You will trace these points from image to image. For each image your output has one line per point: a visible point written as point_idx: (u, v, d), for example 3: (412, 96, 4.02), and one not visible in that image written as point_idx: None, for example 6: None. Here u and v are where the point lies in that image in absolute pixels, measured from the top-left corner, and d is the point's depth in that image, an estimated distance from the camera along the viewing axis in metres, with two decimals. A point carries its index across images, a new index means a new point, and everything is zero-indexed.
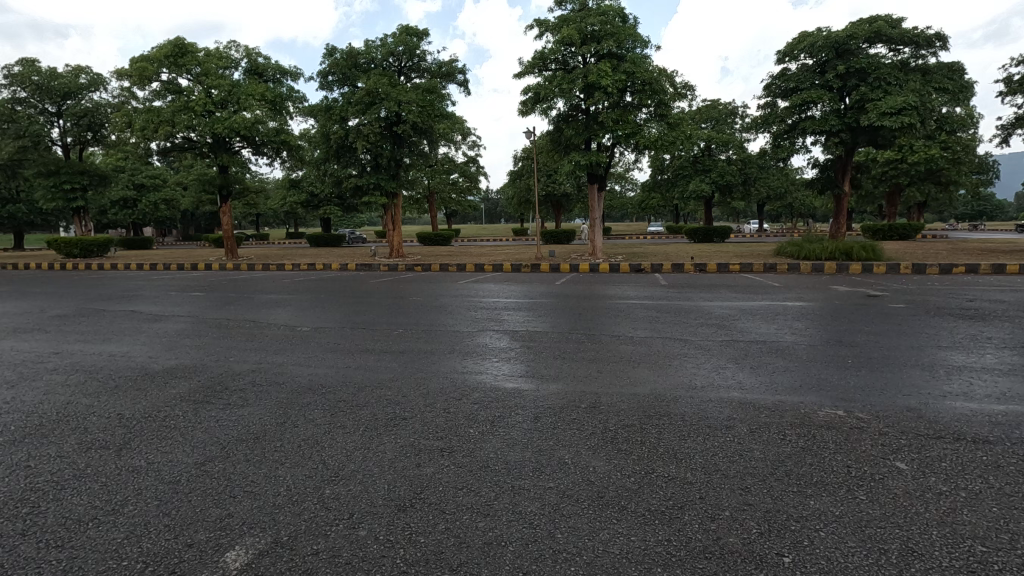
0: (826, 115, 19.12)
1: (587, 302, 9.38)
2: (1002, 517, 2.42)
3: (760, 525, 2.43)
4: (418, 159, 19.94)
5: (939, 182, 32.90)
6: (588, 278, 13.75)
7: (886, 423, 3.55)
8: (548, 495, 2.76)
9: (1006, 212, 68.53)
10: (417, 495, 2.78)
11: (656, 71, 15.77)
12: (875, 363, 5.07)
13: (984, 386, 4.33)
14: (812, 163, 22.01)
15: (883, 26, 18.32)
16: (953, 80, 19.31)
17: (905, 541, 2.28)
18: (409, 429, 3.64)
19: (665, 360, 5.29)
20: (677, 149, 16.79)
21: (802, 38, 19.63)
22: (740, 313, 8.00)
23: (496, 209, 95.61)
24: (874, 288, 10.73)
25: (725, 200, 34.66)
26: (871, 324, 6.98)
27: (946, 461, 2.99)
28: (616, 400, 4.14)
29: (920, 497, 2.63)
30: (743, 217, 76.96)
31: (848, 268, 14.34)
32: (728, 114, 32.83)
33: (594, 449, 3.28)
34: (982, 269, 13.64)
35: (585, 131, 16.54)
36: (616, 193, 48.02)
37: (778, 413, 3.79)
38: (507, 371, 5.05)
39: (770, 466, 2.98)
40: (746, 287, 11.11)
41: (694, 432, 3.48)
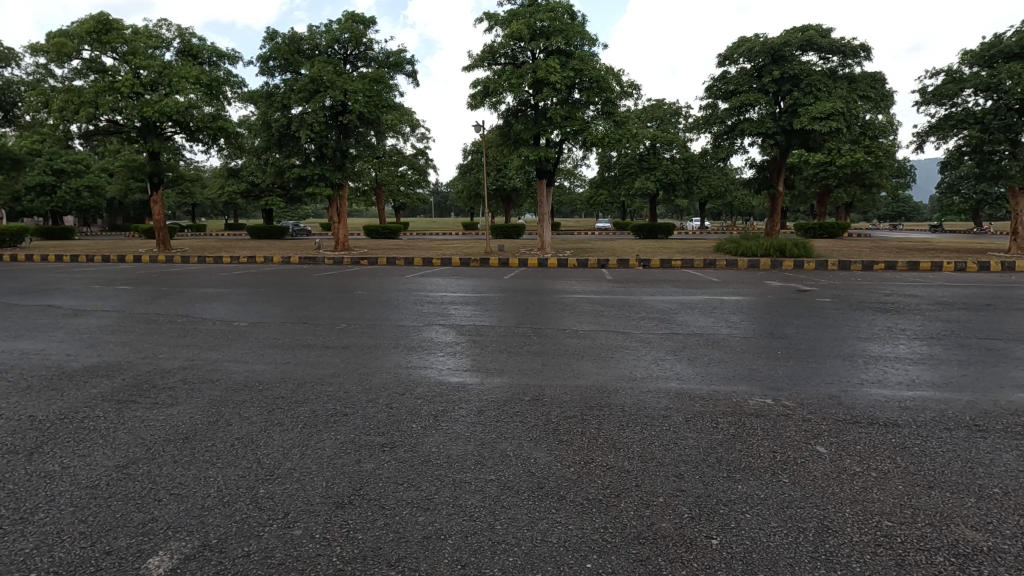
0: (762, 117, 20.03)
1: (535, 297, 9.45)
2: (906, 494, 2.63)
3: (691, 510, 2.54)
4: (365, 150, 19.45)
5: (863, 185, 34.98)
6: (536, 273, 13.83)
7: (809, 410, 3.78)
8: (488, 487, 2.78)
9: (922, 215, 73.86)
10: (356, 491, 2.74)
11: (604, 69, 16.02)
12: (802, 354, 5.38)
13: (896, 374, 4.66)
14: (750, 163, 23.02)
15: (814, 34, 19.27)
16: (877, 88, 20.46)
17: (822, 519, 2.44)
18: (349, 426, 3.56)
19: (608, 353, 5.42)
20: (623, 146, 17.13)
21: (741, 43, 20.47)
22: (680, 307, 8.27)
23: (447, 202, 95.14)
24: (804, 283, 11.38)
25: (669, 199, 35.78)
26: (800, 317, 7.38)
27: (860, 444, 3.21)
28: (559, 392, 4.21)
29: (836, 478, 2.80)
30: (686, 215, 79.80)
31: (781, 265, 15.08)
32: (672, 113, 33.71)
33: (536, 441, 3.32)
34: (900, 266, 14.71)
35: (534, 126, 16.57)
36: (565, 188, 48.53)
37: (712, 402, 3.96)
38: (453, 366, 5.03)
39: (702, 453, 3.11)
40: (687, 282, 11.51)
41: (632, 422, 3.58)
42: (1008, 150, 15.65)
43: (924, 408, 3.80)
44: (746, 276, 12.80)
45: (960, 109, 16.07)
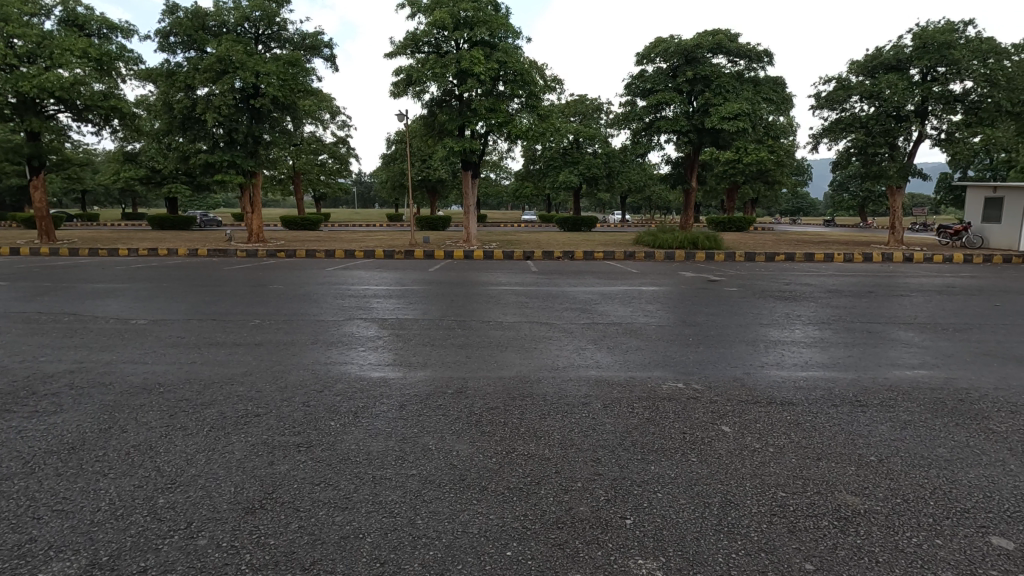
0: (677, 116, 21.04)
1: (461, 289, 9.41)
2: (799, 467, 2.88)
3: (607, 492, 2.64)
4: (280, 136, 18.42)
5: (767, 182, 37.64)
6: (461, 265, 13.77)
7: (716, 392, 4.04)
8: (409, 482, 2.74)
9: (817, 211, 80.60)
10: (268, 495, 2.61)
11: (528, 62, 16.13)
12: (711, 340, 5.74)
13: (792, 357, 5.07)
14: (666, 159, 24.11)
15: (724, 38, 20.37)
16: (779, 91, 21.94)
17: (725, 495, 2.61)
18: (261, 427, 3.38)
19: (531, 344, 5.50)
20: (547, 139, 17.35)
21: (657, 43, 21.30)
22: (601, 297, 8.54)
23: (371, 193, 92.67)
24: (714, 274, 12.11)
25: (592, 192, 36.77)
26: (711, 306, 7.84)
27: (760, 422, 3.46)
28: (482, 384, 4.23)
29: (738, 455, 3.02)
30: (608, 208, 82.40)
31: (694, 257, 15.95)
32: (594, 109, 34.51)
33: (458, 434, 3.31)
34: (798, 257, 15.99)
35: (459, 117, 16.42)
36: (491, 180, 48.58)
37: (629, 388, 4.13)
38: (374, 361, 4.91)
39: (619, 437, 3.24)
40: (608, 274, 11.93)
41: (553, 410, 3.67)
42: (888, 152, 17.37)
43: (815, 387, 4.16)
44: (662, 267, 13.43)
45: (848, 114, 17.62)
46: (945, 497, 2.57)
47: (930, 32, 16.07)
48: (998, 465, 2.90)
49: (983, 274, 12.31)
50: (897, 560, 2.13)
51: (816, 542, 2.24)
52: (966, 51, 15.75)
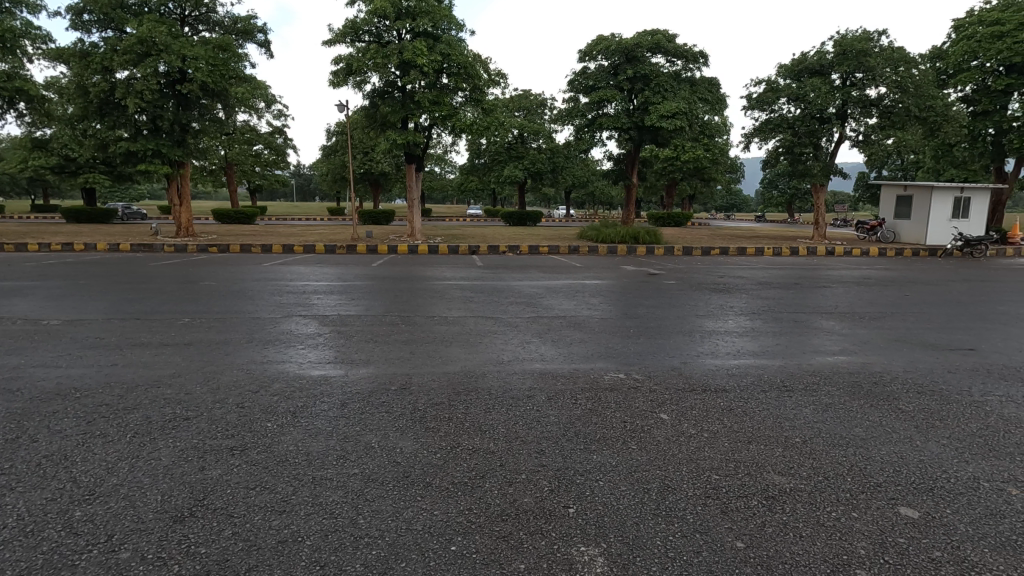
0: (618, 113, 21.54)
1: (405, 284, 9.26)
2: (732, 450, 3.02)
3: (551, 483, 2.68)
4: (210, 125, 17.44)
5: (703, 179, 39.18)
6: (406, 260, 13.54)
7: (655, 381, 4.18)
8: (351, 482, 2.68)
9: (749, 207, 84.58)
10: (199, 501, 2.48)
11: (472, 55, 16.01)
12: (651, 331, 5.93)
13: (726, 346, 5.31)
14: (608, 155, 24.62)
15: (662, 39, 20.93)
16: (714, 92, 22.79)
17: (664, 480, 2.71)
18: (192, 431, 3.21)
19: (476, 339, 5.50)
20: (491, 134, 17.31)
21: (599, 41, 21.68)
22: (546, 291, 8.63)
23: (310, 186, 89.70)
24: (654, 267, 12.52)
25: (537, 186, 37.09)
26: (651, 298, 8.09)
27: (696, 409, 3.61)
28: (427, 379, 4.19)
29: (675, 441, 3.14)
30: (553, 203, 83.41)
31: (636, 251, 16.41)
32: (538, 104, 34.70)
33: (402, 431, 3.26)
34: (731, 251, 16.75)
35: (402, 109, 16.10)
36: (436, 174, 48.03)
37: (572, 380, 4.21)
38: (315, 359, 4.76)
39: (562, 428, 3.29)
40: (553, 268, 12.08)
41: (498, 404, 3.68)
42: (813, 152, 18.45)
43: (746, 374, 4.38)
44: (604, 261, 13.74)
45: (777, 115, 18.58)
46: (861, 473, 2.78)
47: (849, 40, 17.14)
48: (907, 441, 3.14)
49: (895, 266, 13.31)
50: (818, 534, 2.28)
51: (746, 521, 2.37)
52: (881, 58, 16.88)
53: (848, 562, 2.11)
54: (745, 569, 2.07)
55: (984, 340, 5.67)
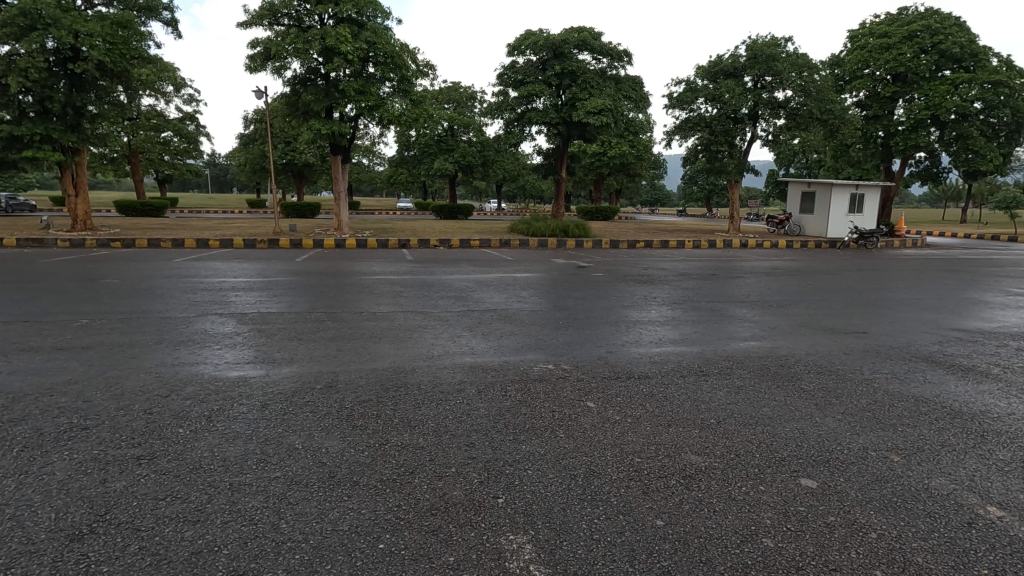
0: (547, 108, 21.86)
1: (331, 279, 8.96)
2: (653, 434, 3.16)
3: (481, 475, 2.70)
4: (110, 109, 16.00)
5: (628, 175, 40.50)
6: (332, 255, 13.08)
7: (583, 370, 4.30)
8: (273, 485, 2.57)
9: (672, 202, 88.27)
10: (100, 517, 2.30)
11: (399, 45, 15.63)
12: (579, 322, 6.09)
13: (650, 335, 5.54)
14: (537, 150, 24.91)
15: (588, 36, 21.31)
16: (637, 90, 23.49)
17: (590, 465, 2.80)
18: (91, 441, 2.96)
19: (406, 334, 5.42)
20: (420, 126, 17.01)
21: (527, 36, 21.90)
22: (476, 285, 8.63)
23: (227, 176, 84.69)
24: (583, 260, 12.82)
25: (468, 180, 36.93)
26: (580, 290, 8.30)
27: (620, 396, 3.75)
28: (354, 377, 4.08)
29: (601, 428, 3.25)
30: (484, 197, 83.36)
31: (565, 244, 16.74)
32: (467, 97, 34.45)
33: (327, 430, 3.16)
34: (655, 244, 17.46)
35: (325, 98, 15.46)
36: (364, 166, 46.70)
37: (502, 372, 4.25)
38: (233, 359, 4.50)
39: (492, 420, 3.32)
40: (483, 261, 12.08)
41: (428, 399, 3.65)
42: (728, 150, 19.56)
43: (667, 361, 4.60)
44: (534, 255, 13.92)
45: (695, 114, 19.52)
46: (768, 449, 3.00)
47: (759, 45, 18.25)
48: (807, 418, 3.43)
49: (800, 258, 14.38)
50: (729, 507, 2.45)
51: (666, 500, 2.49)
52: (787, 63, 18.11)
53: (756, 531, 2.27)
54: (663, 545, 2.18)
55: (874, 324, 6.27)
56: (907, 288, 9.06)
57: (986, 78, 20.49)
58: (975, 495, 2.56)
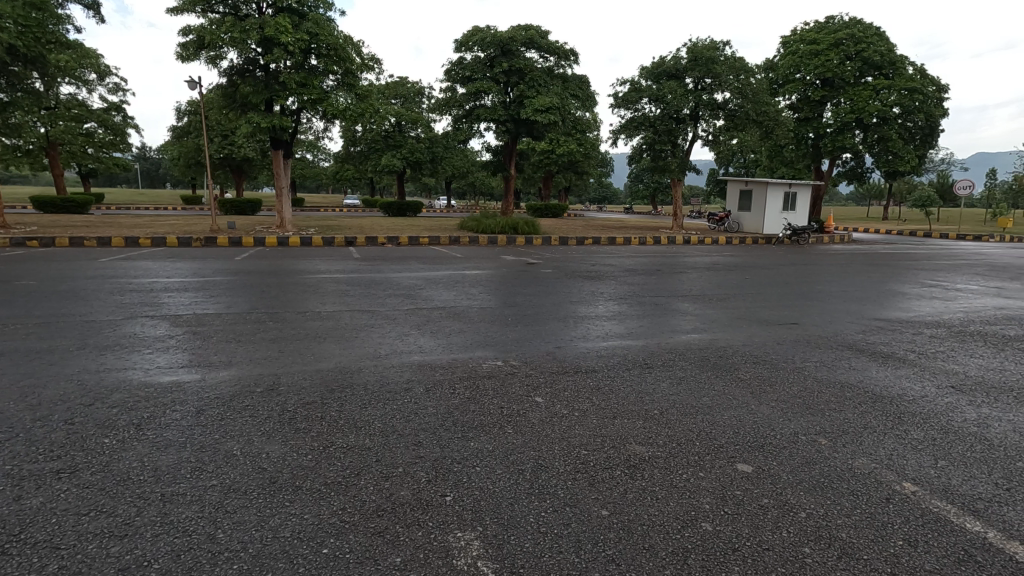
0: (495, 105, 21.87)
1: (274, 278, 8.64)
2: (599, 426, 3.23)
3: (428, 473, 2.68)
4: (24, 97, 14.80)
5: (576, 172, 41.13)
6: (274, 253, 12.62)
7: (531, 366, 4.33)
8: (209, 494, 2.46)
9: (619, 199, 90.22)
10: (13, 538, 2.13)
11: (342, 37, 15.19)
12: (528, 318, 6.13)
13: (597, 330, 5.65)
14: (486, 147, 24.89)
15: (535, 34, 21.39)
16: (584, 89, 23.79)
17: (537, 460, 2.83)
18: (1, 457, 2.73)
19: (352, 333, 5.30)
20: (367, 121, 16.64)
21: (474, 32, 21.83)
22: (425, 282, 8.53)
23: (159, 170, 80.21)
24: (532, 257, 12.93)
25: (416, 177, 36.48)
26: (529, 287, 8.36)
27: (567, 390, 3.80)
28: (297, 379, 3.95)
29: (548, 421, 3.29)
30: (434, 194, 82.56)
31: (515, 242, 16.82)
32: (415, 92, 33.98)
33: (268, 434, 3.06)
34: (602, 241, 17.82)
35: (265, 90, 14.85)
36: (308, 161, 45.25)
37: (451, 369, 4.23)
38: (165, 364, 4.26)
39: (440, 419, 3.29)
40: (433, 259, 11.99)
41: (375, 399, 3.58)
42: (672, 150, 20.18)
43: (614, 355, 4.70)
44: (484, 251, 13.94)
45: (639, 114, 20.00)
46: (708, 436, 3.12)
47: (699, 48, 18.91)
48: (744, 406, 3.59)
49: (738, 253, 15.03)
50: (672, 495, 2.53)
51: (610, 491, 2.55)
52: (725, 66, 18.82)
53: (695, 516, 2.36)
54: (609, 534, 2.24)
55: (806, 315, 6.63)
56: (835, 281, 9.64)
57: (903, 85, 22.00)
58: (892, 472, 2.76)
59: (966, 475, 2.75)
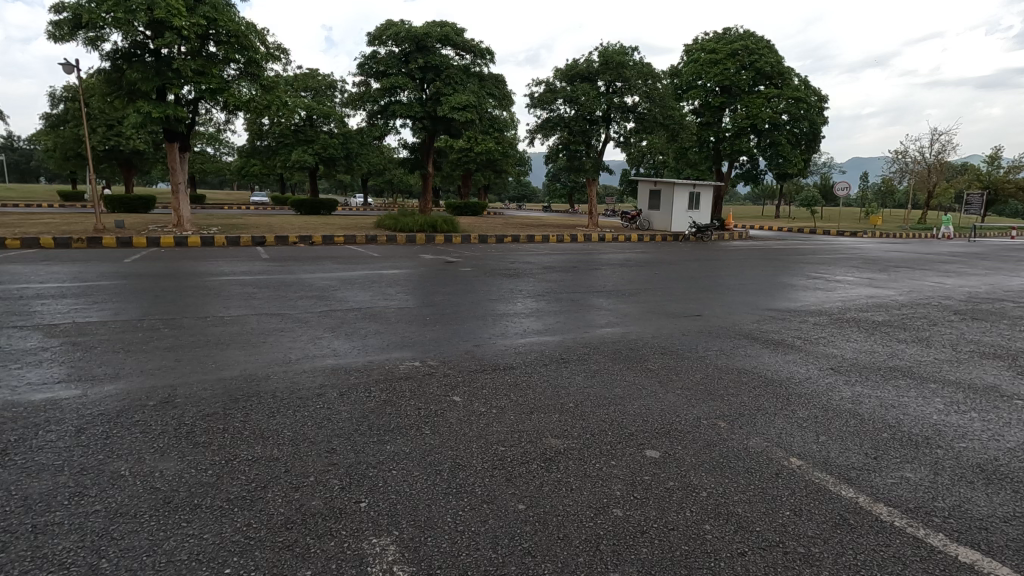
0: (411, 101, 21.50)
1: (170, 282, 7.99)
2: (517, 422, 3.27)
3: (342, 480, 2.59)
4: None
5: (495, 170, 41.33)
6: (171, 254, 11.67)
7: (449, 365, 4.31)
8: (92, 521, 2.23)
9: (537, 198, 91.70)
10: None
11: (244, 24, 14.28)
12: (447, 318, 6.08)
13: (515, 327, 5.72)
14: (402, 144, 24.41)
15: (450, 31, 21.22)
16: (500, 88, 23.87)
17: (455, 458, 2.82)
18: None
19: (259, 338, 5.01)
20: (274, 114, 15.77)
21: (388, 26, 21.37)
22: (339, 283, 8.25)
23: (30, 163, 71.60)
24: (452, 255, 12.86)
25: (329, 174, 35.06)
26: (448, 285, 8.30)
27: (486, 388, 3.82)
28: (196, 389, 3.67)
29: (465, 420, 3.28)
30: (349, 191, 79.90)
31: (434, 240, 16.65)
32: (327, 86, 32.62)
33: (163, 451, 2.82)
34: (522, 239, 18.05)
35: (156, 77, 13.63)
36: (208, 155, 42.20)
37: (366, 372, 4.11)
38: (37, 380, 3.81)
39: (355, 423, 3.19)
40: (348, 258, 11.62)
41: (284, 406, 3.42)
42: (586, 150, 20.80)
43: (532, 351, 4.79)
44: (402, 251, 13.68)
45: (555, 114, 20.45)
46: (619, 426, 3.26)
47: (610, 53, 19.64)
48: (652, 394, 3.79)
49: (649, 250, 15.80)
50: (584, 484, 2.62)
51: (527, 486, 2.59)
52: (634, 71, 19.66)
53: (607, 504, 2.46)
54: (524, 527, 2.28)
55: (708, 307, 7.09)
56: (735, 275, 10.36)
57: (791, 94, 24.03)
58: (781, 449, 3.02)
59: (842, 447, 3.07)
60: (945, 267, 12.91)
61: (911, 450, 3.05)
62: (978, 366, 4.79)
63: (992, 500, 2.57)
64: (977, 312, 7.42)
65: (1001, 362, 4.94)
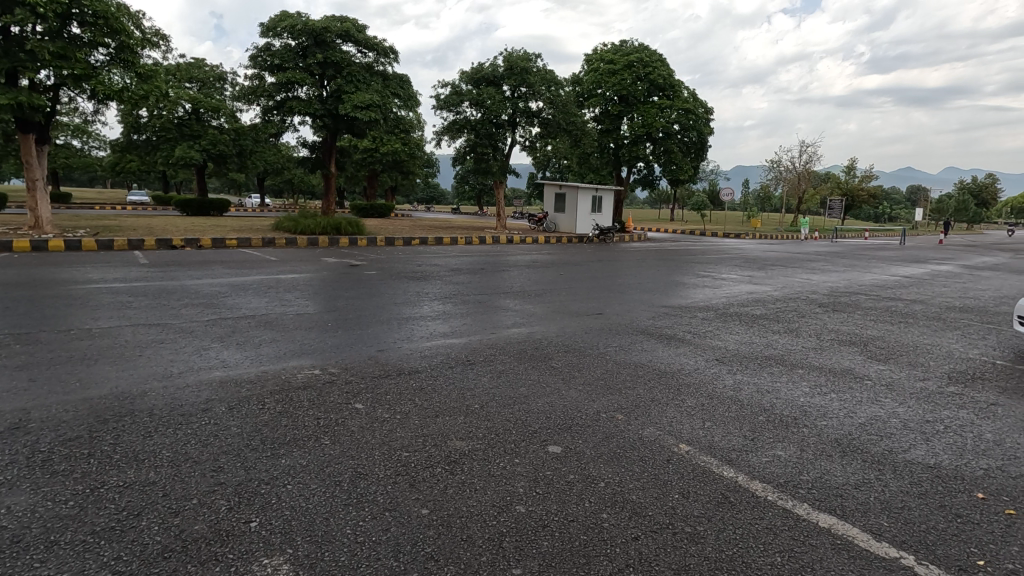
0: (309, 98, 20.50)
1: (25, 291, 7.05)
2: (422, 428, 3.21)
3: (230, 500, 2.41)
4: None
5: (402, 172, 40.44)
6: (28, 259, 10.30)
7: (351, 372, 4.16)
8: None
9: (446, 199, 90.88)
10: None
11: (115, 5, 12.93)
12: (349, 323, 5.87)
13: (421, 330, 5.64)
14: (302, 142, 23.23)
15: (351, 27, 20.49)
16: (406, 88, 23.36)
17: (355, 468, 2.72)
18: None
19: (134, 351, 4.55)
20: (153, 107, 14.40)
21: (283, 17, 20.31)
22: (231, 289, 7.69)
23: None
24: (356, 258, 12.44)
25: (220, 172, 32.56)
26: (351, 289, 8.03)
27: (390, 394, 3.72)
28: (55, 412, 3.26)
29: (368, 429, 3.18)
30: (244, 190, 74.59)
31: (337, 243, 16.00)
32: (216, 78, 30.28)
33: (11, 484, 2.47)
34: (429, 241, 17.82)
35: (4, 58, 11.95)
36: (74, 149, 37.64)
37: (260, 383, 3.87)
38: None
39: (245, 438, 2.99)
40: (241, 262, 10.86)
41: (163, 425, 3.13)
42: (493, 152, 20.97)
43: (438, 354, 4.74)
44: (303, 254, 13.01)
45: (461, 117, 20.48)
46: (522, 424, 3.31)
47: (514, 58, 19.99)
48: (555, 392, 3.89)
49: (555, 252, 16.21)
50: (488, 484, 2.64)
51: (430, 490, 2.56)
52: (538, 77, 20.16)
53: (510, 501, 2.49)
54: (428, 532, 2.25)
55: (609, 305, 7.43)
56: (633, 275, 10.92)
57: (681, 105, 25.77)
58: (672, 437, 3.22)
59: (725, 432, 3.34)
60: (814, 265, 14.42)
61: (783, 431, 3.38)
62: (838, 352, 5.41)
63: (846, 470, 2.91)
64: (838, 304, 8.37)
65: (855, 348, 5.63)
